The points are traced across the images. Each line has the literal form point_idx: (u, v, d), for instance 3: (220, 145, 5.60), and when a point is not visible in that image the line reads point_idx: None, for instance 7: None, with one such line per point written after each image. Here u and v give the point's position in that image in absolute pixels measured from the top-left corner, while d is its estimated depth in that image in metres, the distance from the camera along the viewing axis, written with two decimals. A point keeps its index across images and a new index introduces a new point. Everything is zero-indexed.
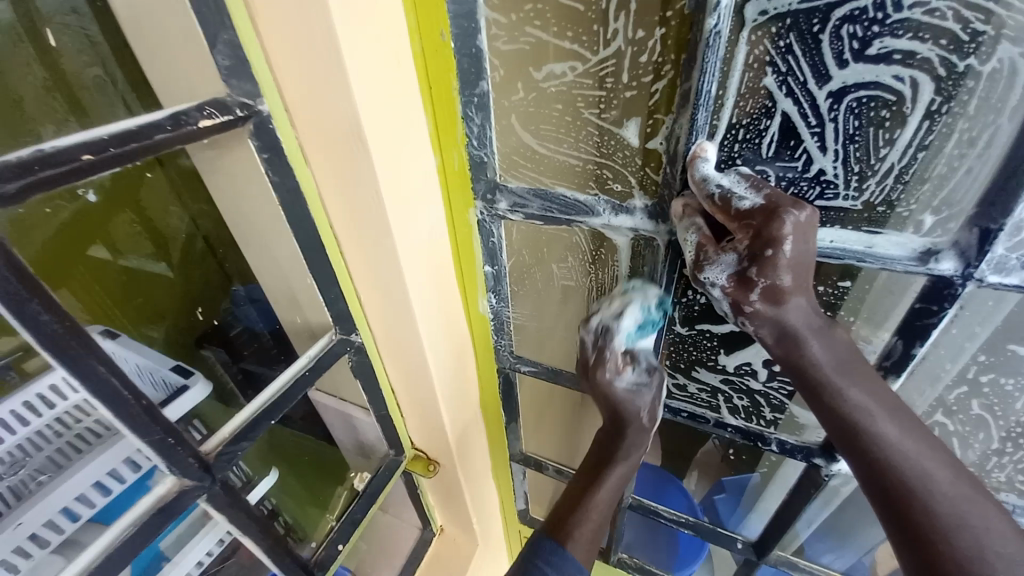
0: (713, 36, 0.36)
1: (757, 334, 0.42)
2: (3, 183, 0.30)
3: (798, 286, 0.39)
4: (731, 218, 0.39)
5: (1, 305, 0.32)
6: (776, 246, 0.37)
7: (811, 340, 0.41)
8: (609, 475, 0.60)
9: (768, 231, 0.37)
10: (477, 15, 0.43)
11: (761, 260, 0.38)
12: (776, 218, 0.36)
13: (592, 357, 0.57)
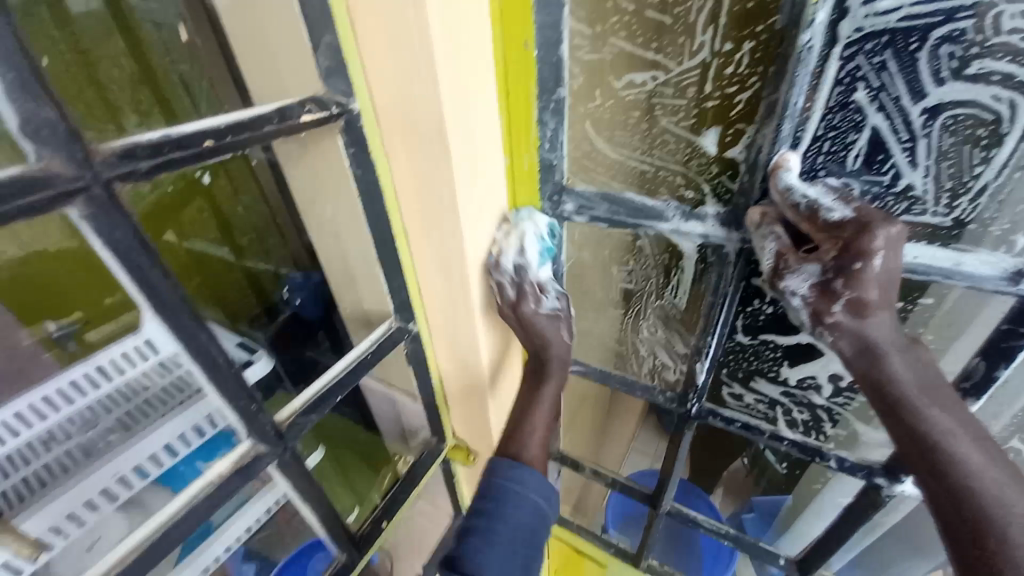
0: (806, 52, 0.36)
1: (835, 345, 0.44)
2: (139, 158, 0.33)
3: (883, 302, 0.40)
4: (819, 229, 0.40)
5: (132, 278, 0.35)
6: (866, 259, 0.38)
7: (892, 356, 0.42)
8: (544, 392, 0.63)
9: (859, 245, 0.38)
10: (562, 25, 0.44)
11: (849, 272, 0.40)
12: (867, 233, 0.38)
13: (516, 294, 0.59)
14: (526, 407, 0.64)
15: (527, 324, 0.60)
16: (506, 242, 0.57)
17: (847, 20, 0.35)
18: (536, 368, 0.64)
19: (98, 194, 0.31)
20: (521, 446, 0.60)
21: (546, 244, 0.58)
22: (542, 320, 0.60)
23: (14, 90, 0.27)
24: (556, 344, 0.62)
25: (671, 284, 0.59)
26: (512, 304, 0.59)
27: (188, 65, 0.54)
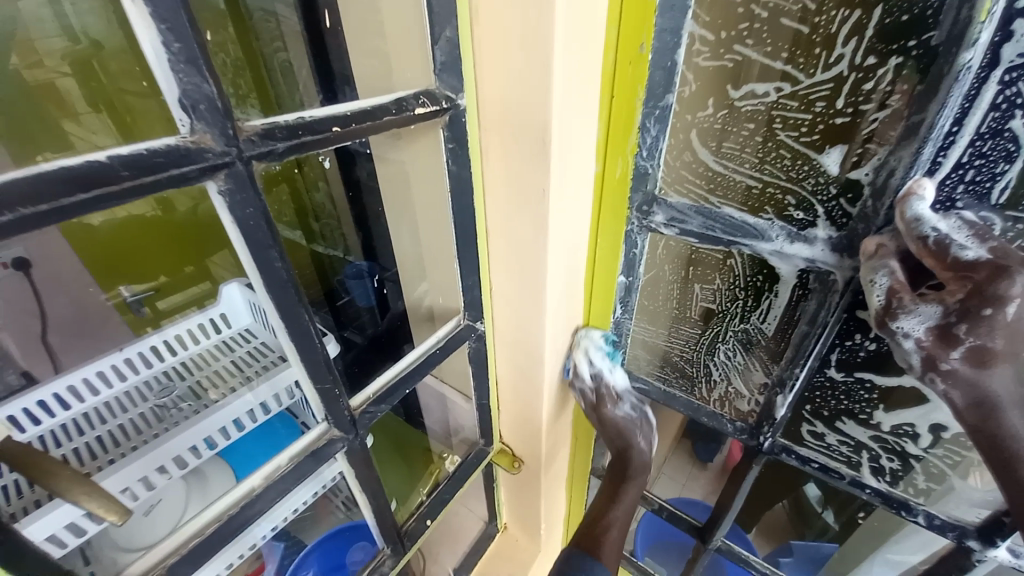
0: (964, 72, 0.34)
1: (946, 393, 0.41)
2: (276, 142, 0.34)
3: (1010, 353, 0.37)
4: (947, 267, 0.36)
5: (251, 252, 0.36)
6: (998, 307, 0.35)
7: (1013, 410, 0.38)
8: (623, 492, 0.70)
9: (993, 291, 0.35)
10: (682, 30, 0.44)
11: (975, 318, 0.36)
12: (1005, 277, 0.34)
13: (594, 400, 0.70)
14: (610, 495, 0.71)
15: (607, 429, 0.70)
16: (580, 360, 0.67)
17: (1010, 45, 0.33)
18: (616, 465, 0.72)
19: (239, 170, 0.32)
20: (602, 531, 0.66)
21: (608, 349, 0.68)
22: (620, 421, 0.69)
23: (181, 62, 0.28)
24: (637, 450, 0.70)
25: (758, 308, 0.55)
26: (596, 408, 0.70)
27: (288, 54, 0.55)
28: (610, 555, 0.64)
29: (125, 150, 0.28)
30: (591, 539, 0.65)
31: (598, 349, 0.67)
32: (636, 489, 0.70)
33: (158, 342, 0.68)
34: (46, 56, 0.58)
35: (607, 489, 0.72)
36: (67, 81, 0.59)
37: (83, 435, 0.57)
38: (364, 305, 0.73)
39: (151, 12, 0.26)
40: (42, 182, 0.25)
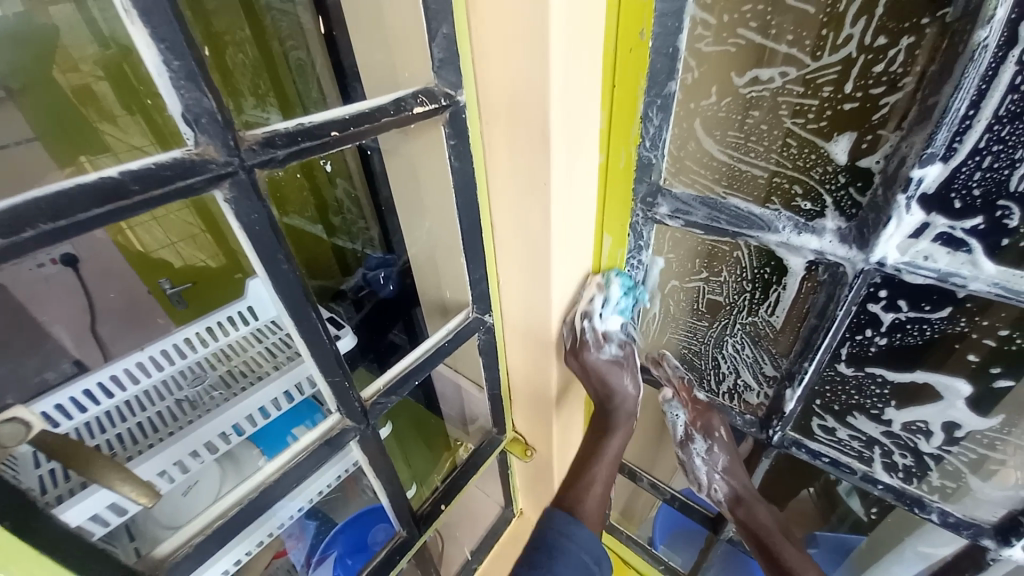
0: (979, 51, 0.32)
1: (717, 489, 0.66)
2: (277, 148, 0.35)
3: (733, 465, 0.63)
4: (689, 395, 0.65)
5: (259, 253, 0.38)
6: (712, 429, 0.62)
7: (755, 505, 0.63)
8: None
9: (708, 419, 0.63)
10: (685, 14, 0.43)
11: (709, 430, 0.63)
12: (710, 411, 0.63)
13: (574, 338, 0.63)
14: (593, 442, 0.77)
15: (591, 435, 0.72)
16: (593, 299, 0.61)
17: None
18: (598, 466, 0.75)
19: (242, 179, 0.34)
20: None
21: (622, 303, 0.63)
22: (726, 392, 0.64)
23: (182, 79, 0.30)
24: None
25: (766, 301, 0.54)
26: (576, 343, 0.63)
27: (304, 52, 0.63)
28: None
29: (136, 165, 0.30)
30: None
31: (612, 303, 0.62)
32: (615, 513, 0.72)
33: (191, 334, 0.73)
34: (81, 62, 0.63)
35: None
36: (101, 84, 0.65)
37: (126, 421, 0.61)
38: (388, 292, 0.79)
39: (151, 32, 0.28)
40: (60, 200, 0.27)
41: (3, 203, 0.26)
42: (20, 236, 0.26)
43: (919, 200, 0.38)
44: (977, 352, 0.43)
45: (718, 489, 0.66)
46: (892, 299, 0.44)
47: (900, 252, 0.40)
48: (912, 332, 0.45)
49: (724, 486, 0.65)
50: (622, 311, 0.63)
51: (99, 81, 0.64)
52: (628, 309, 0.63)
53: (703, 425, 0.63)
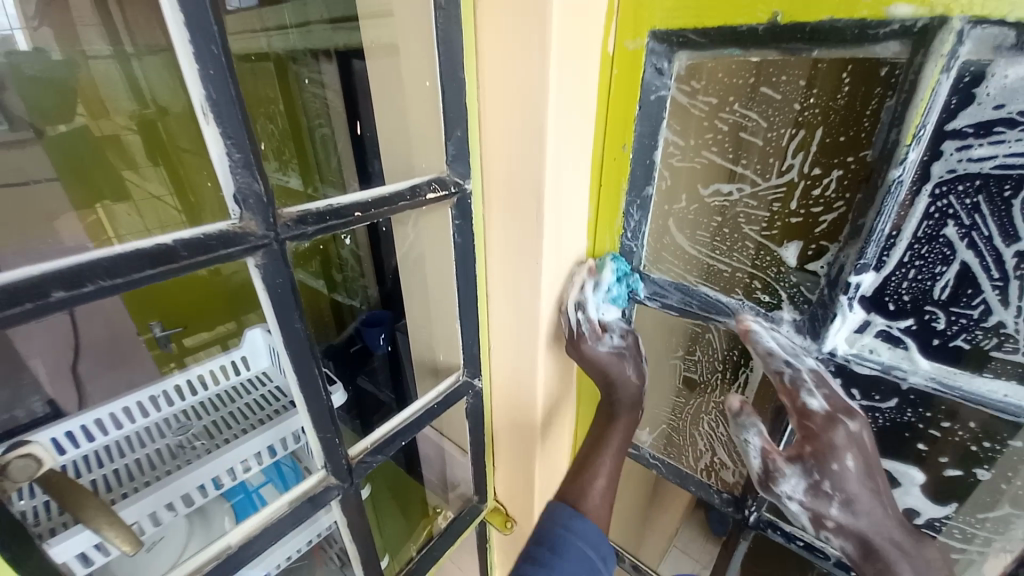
0: (895, 186, 0.38)
1: (843, 547, 0.45)
2: (307, 225, 0.41)
3: (870, 496, 0.43)
4: (796, 406, 0.46)
5: (276, 311, 0.42)
6: (839, 461, 0.43)
7: (901, 565, 0.41)
8: (611, 436, 0.61)
9: (826, 438, 0.44)
10: (659, 135, 0.50)
11: (825, 464, 0.44)
12: (832, 425, 0.44)
13: (574, 332, 0.59)
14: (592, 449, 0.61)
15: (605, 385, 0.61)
16: (582, 284, 0.58)
17: (939, 163, 0.38)
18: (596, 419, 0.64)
19: (274, 249, 0.39)
20: (588, 479, 0.58)
21: (614, 291, 0.59)
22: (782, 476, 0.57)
23: (239, 167, 0.36)
24: (622, 382, 0.60)
25: (736, 381, 0.59)
26: (573, 337, 0.59)
27: (330, 130, 0.74)
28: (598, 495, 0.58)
29: (186, 234, 0.35)
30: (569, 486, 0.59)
31: (598, 301, 0.58)
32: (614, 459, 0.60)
33: (181, 381, 0.73)
34: (116, 115, 0.80)
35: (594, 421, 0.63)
36: (132, 135, 0.80)
37: (103, 467, 0.61)
38: (381, 351, 0.84)
39: (222, 132, 0.34)
40: (120, 260, 0.32)
41: (70, 261, 0.30)
42: (81, 288, 0.31)
43: (861, 301, 0.44)
44: (925, 442, 0.47)
45: (833, 538, 0.45)
46: (849, 387, 0.48)
47: (848, 344, 0.46)
48: (867, 419, 0.49)
49: (847, 538, 0.44)
50: (618, 304, 0.59)
51: (130, 133, 0.80)
52: (622, 297, 0.59)
53: (813, 451, 0.45)
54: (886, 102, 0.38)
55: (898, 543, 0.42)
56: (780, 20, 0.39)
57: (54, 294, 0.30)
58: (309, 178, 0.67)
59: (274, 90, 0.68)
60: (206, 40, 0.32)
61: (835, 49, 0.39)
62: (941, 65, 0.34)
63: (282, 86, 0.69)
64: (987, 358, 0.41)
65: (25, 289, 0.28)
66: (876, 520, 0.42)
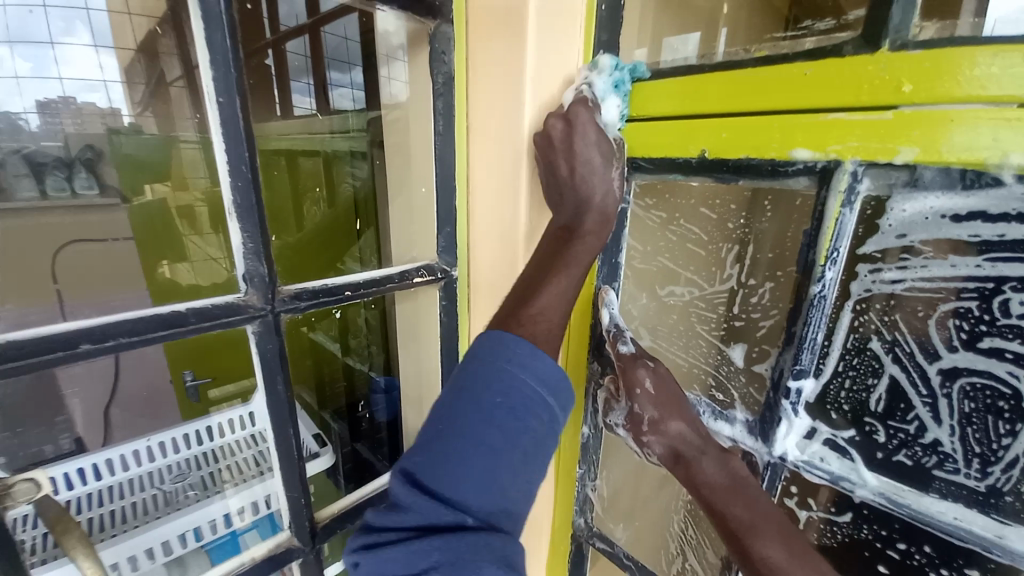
0: (818, 300, 0.42)
1: (659, 451, 0.53)
2: (301, 300, 0.48)
3: (669, 412, 0.51)
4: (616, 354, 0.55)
5: (263, 373, 0.48)
6: (638, 385, 0.52)
7: (700, 461, 0.48)
8: (576, 249, 0.50)
9: (632, 373, 0.53)
10: (622, 240, 0.57)
11: (632, 388, 0.53)
12: (634, 364, 0.53)
13: (571, 103, 0.51)
14: (552, 258, 0.50)
15: (574, 161, 0.50)
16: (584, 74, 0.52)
17: (857, 282, 0.41)
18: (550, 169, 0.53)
19: (269, 319, 0.46)
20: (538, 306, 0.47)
21: (615, 79, 0.50)
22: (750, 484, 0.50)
23: (251, 254, 0.44)
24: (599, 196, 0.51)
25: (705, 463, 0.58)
26: (565, 110, 0.51)
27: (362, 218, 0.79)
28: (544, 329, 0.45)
29: (197, 303, 0.43)
30: (518, 316, 0.46)
31: (603, 88, 0.50)
32: (578, 275, 0.49)
33: (192, 431, 0.79)
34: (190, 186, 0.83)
35: (550, 243, 0.51)
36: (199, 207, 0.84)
37: (102, 506, 0.66)
38: (382, 417, 0.86)
39: (241, 225, 0.43)
40: (140, 322, 0.39)
41: (101, 321, 0.38)
42: (104, 343, 0.38)
43: (804, 406, 0.45)
44: (885, 562, 0.45)
45: (655, 450, 0.53)
46: (802, 495, 0.48)
47: (799, 450, 0.46)
48: (827, 532, 0.48)
49: (660, 445, 0.53)
50: (618, 93, 0.51)
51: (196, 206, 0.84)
52: (625, 86, 0.51)
53: (624, 386, 0.54)
54: (808, 231, 0.42)
55: (694, 447, 0.49)
56: (707, 155, 0.46)
57: (81, 346, 0.37)
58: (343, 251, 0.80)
59: (316, 180, 0.79)
60: (238, 161, 0.42)
61: (755, 180, 0.44)
62: (842, 199, 0.39)
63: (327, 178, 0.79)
64: (930, 476, 0.41)
65: (60, 341, 0.36)
66: (687, 430, 0.50)
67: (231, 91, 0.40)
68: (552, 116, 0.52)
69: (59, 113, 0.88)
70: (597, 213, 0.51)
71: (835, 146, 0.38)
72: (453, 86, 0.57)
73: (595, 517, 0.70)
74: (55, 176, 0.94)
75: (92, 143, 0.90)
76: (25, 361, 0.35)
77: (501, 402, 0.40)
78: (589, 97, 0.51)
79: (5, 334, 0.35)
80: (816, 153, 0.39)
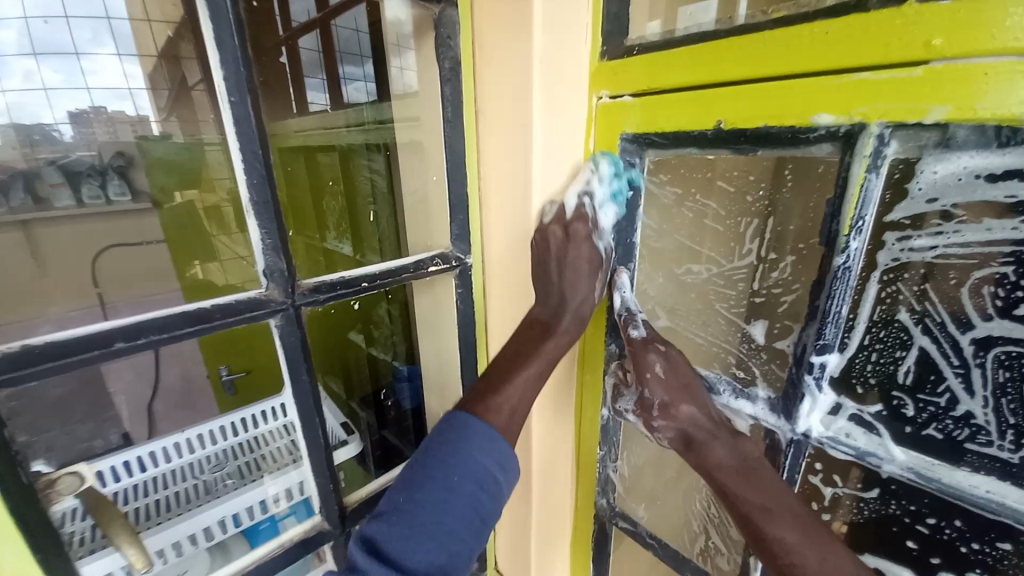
0: (843, 272, 0.40)
1: (670, 435, 0.53)
2: (320, 293, 0.49)
3: (679, 398, 0.51)
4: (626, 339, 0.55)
5: (287, 364, 0.50)
6: (649, 370, 0.52)
7: (711, 445, 0.48)
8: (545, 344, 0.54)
9: (643, 358, 0.53)
10: (637, 219, 0.56)
11: (643, 372, 0.53)
12: (645, 349, 0.53)
13: (571, 212, 0.55)
14: (529, 345, 0.54)
15: (564, 267, 0.55)
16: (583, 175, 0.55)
17: (884, 252, 0.39)
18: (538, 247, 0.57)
19: (290, 313, 0.48)
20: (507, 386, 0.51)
21: (613, 186, 0.54)
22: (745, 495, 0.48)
23: (269, 250, 0.45)
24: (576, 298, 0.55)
25: None
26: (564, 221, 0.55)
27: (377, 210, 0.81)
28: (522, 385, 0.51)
29: (221, 300, 0.44)
30: (486, 400, 0.49)
31: (603, 199, 0.55)
32: (543, 366, 0.53)
33: (225, 424, 0.84)
34: (216, 187, 0.84)
35: (527, 333, 0.56)
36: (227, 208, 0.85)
37: (146, 496, 0.70)
38: (408, 405, 0.89)
39: (259, 223, 0.45)
40: (169, 320, 0.41)
41: (133, 319, 0.40)
42: (137, 340, 0.40)
43: (829, 382, 0.44)
44: (914, 537, 0.44)
45: (665, 436, 0.53)
46: (827, 472, 0.47)
47: (824, 426, 0.45)
48: (852, 508, 0.48)
49: (671, 429, 0.53)
50: (616, 203, 0.55)
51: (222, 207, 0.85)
52: (623, 196, 0.55)
53: (636, 370, 0.54)
54: (830, 202, 0.41)
55: (707, 431, 0.50)
56: (723, 126, 0.44)
57: (116, 344, 0.39)
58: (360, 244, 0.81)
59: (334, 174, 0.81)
60: (253, 159, 0.43)
61: (776, 150, 0.42)
62: (868, 164, 0.37)
63: (344, 173, 0.81)
64: (962, 449, 0.39)
65: (97, 340, 0.38)
66: (698, 414, 0.51)
67: (241, 90, 0.41)
68: (555, 214, 0.56)
69: (90, 123, 0.91)
70: (572, 316, 0.55)
71: (859, 108, 0.36)
72: (460, 71, 0.56)
73: (617, 497, 0.70)
74: (91, 186, 0.99)
75: (121, 150, 0.94)
76: (66, 359, 0.37)
77: (456, 483, 0.43)
78: (589, 214, 0.54)
79: (47, 334, 0.37)
80: (839, 118, 0.37)
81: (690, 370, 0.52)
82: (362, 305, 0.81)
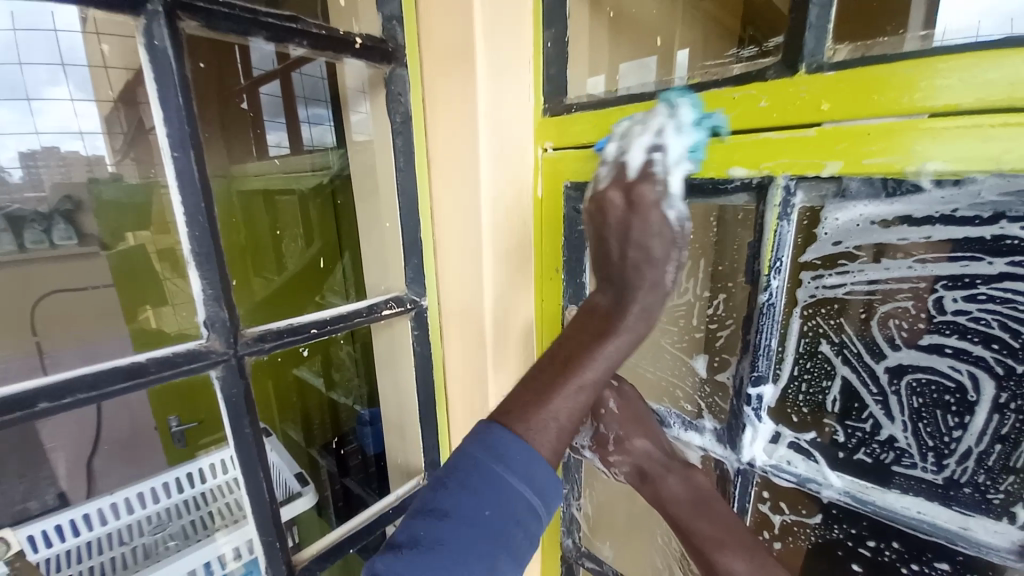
0: (767, 308, 0.43)
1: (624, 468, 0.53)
2: (265, 341, 0.48)
3: (635, 431, 0.52)
4: None
5: (229, 417, 0.48)
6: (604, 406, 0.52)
7: (664, 476, 0.49)
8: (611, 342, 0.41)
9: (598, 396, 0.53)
10: (583, 259, 0.58)
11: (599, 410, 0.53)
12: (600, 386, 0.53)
13: (636, 172, 0.41)
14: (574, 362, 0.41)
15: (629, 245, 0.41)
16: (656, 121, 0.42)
17: (802, 288, 0.43)
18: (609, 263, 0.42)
19: (232, 363, 0.46)
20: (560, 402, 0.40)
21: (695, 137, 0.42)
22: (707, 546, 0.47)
23: (210, 300, 0.45)
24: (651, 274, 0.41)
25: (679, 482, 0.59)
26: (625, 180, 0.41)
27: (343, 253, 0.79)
28: (552, 441, 0.39)
29: (158, 352, 0.43)
30: (535, 411, 0.39)
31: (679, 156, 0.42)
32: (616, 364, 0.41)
33: (169, 479, 0.77)
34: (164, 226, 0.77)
35: (581, 330, 0.43)
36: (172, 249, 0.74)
37: (81, 563, 0.64)
38: (371, 451, 0.84)
39: (200, 273, 0.44)
40: (99, 376, 0.39)
41: (57, 377, 0.38)
42: (62, 400, 0.38)
43: (767, 412, 0.46)
44: (859, 561, 0.46)
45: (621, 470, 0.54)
46: (774, 501, 0.49)
47: (767, 455, 0.47)
48: (800, 535, 0.49)
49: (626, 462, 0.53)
50: (694, 157, 0.42)
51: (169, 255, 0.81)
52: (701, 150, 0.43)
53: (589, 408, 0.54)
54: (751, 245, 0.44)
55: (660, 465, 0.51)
56: None
57: (40, 404, 0.37)
58: (322, 286, 0.79)
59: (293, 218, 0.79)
60: (195, 211, 0.43)
61: (701, 198, 0.46)
62: (778, 213, 0.41)
63: (303, 218, 0.80)
64: (890, 472, 0.42)
65: (17, 401, 0.36)
66: (652, 447, 0.51)
67: (184, 145, 0.41)
68: (611, 177, 0.42)
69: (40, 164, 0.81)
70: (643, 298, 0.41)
71: (767, 163, 0.40)
72: (411, 124, 0.59)
73: (583, 537, 0.70)
74: (34, 229, 0.85)
75: (70, 193, 0.84)
76: None
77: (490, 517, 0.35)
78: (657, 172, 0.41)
79: None
80: (751, 172, 0.41)
81: (643, 404, 0.53)
82: (317, 348, 0.78)
